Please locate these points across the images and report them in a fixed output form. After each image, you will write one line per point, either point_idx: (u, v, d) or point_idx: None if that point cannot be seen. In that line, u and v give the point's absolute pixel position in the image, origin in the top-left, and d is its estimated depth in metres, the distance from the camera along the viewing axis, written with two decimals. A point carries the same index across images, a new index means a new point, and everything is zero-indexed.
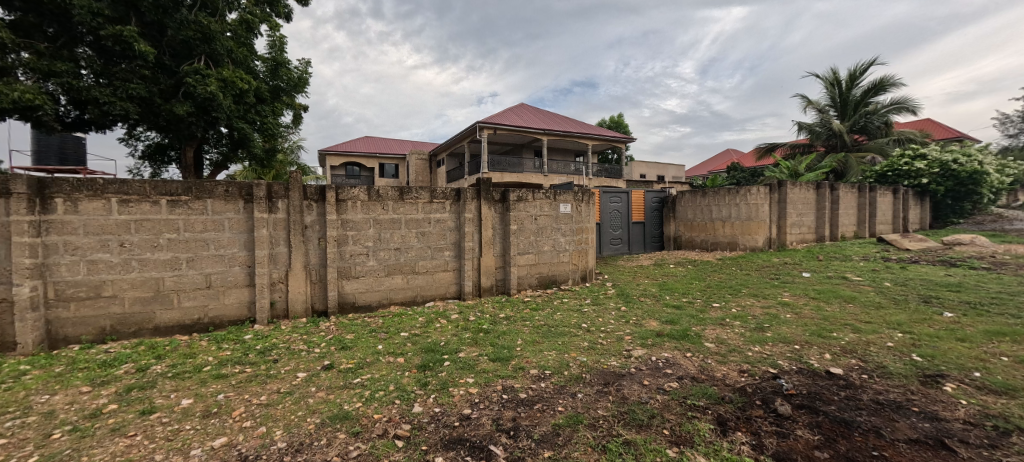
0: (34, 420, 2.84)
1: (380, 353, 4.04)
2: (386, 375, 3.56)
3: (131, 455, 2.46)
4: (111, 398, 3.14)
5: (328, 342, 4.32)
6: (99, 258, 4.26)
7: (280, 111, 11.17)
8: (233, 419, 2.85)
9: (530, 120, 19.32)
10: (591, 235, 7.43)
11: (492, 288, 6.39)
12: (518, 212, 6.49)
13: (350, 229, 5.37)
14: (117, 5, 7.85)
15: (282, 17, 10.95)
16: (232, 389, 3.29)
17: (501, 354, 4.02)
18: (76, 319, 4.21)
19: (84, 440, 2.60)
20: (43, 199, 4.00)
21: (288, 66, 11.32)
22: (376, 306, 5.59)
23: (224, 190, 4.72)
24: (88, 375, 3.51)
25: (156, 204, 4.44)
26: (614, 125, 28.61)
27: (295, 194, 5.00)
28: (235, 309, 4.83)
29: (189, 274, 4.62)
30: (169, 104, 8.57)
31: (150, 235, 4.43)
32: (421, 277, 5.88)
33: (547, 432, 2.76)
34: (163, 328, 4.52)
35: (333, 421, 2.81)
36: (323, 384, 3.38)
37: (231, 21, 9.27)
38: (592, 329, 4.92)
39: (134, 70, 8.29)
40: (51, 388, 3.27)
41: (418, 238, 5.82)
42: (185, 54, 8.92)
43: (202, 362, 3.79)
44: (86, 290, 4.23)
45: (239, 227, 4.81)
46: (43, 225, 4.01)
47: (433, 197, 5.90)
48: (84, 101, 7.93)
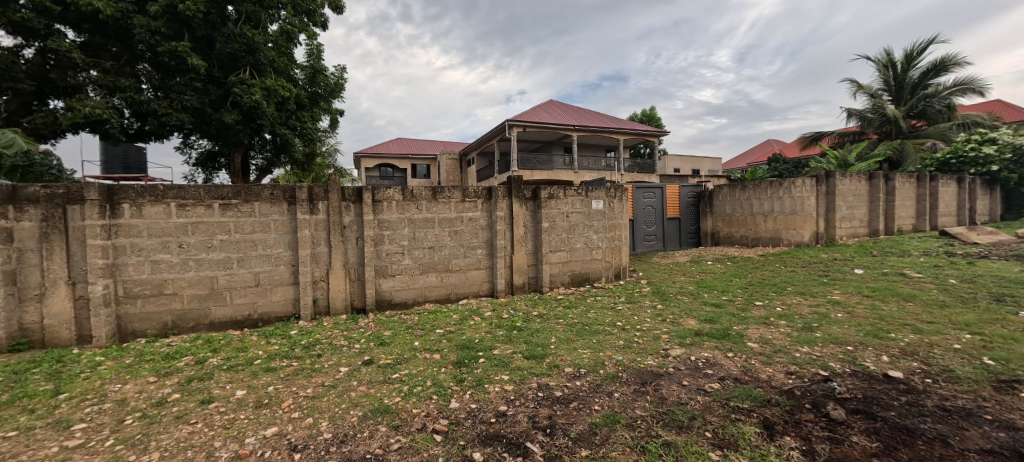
0: (110, 407, 3.11)
1: (417, 349, 4.14)
2: (423, 371, 3.64)
3: (193, 442, 2.64)
4: (175, 387, 3.39)
5: (368, 338, 4.47)
6: (161, 258, 4.60)
7: (318, 116, 11.64)
8: (283, 410, 3.01)
9: (560, 116, 19.15)
10: (625, 232, 7.29)
11: (525, 286, 6.40)
12: (550, 210, 6.46)
13: (386, 228, 5.52)
14: (172, 23, 8.43)
15: (319, 26, 11.37)
16: (281, 381, 3.47)
17: (535, 352, 4.02)
18: (142, 315, 4.57)
19: (152, 426, 2.82)
20: (112, 205, 4.37)
21: (325, 73, 11.77)
22: (412, 303, 5.73)
23: (270, 193, 4.97)
24: (154, 366, 3.80)
25: (210, 207, 4.74)
26: (647, 119, 27.87)
27: (335, 195, 5.19)
28: (281, 306, 5.09)
29: (239, 273, 4.90)
30: (218, 113, 9.13)
31: (205, 237, 4.74)
32: (454, 275, 5.97)
33: (584, 431, 2.74)
34: (217, 324, 4.83)
35: (375, 414, 2.90)
36: (364, 378, 3.50)
37: (273, 32, 9.75)
38: (628, 328, 4.82)
39: (188, 82, 8.87)
40: (123, 378, 3.57)
41: (452, 237, 5.91)
42: (232, 66, 9.46)
43: (253, 355, 4.02)
44: (150, 288, 4.57)
45: (284, 228, 5.06)
46: (113, 228, 4.38)
47: (465, 196, 5.97)
48: (145, 113, 8.57)
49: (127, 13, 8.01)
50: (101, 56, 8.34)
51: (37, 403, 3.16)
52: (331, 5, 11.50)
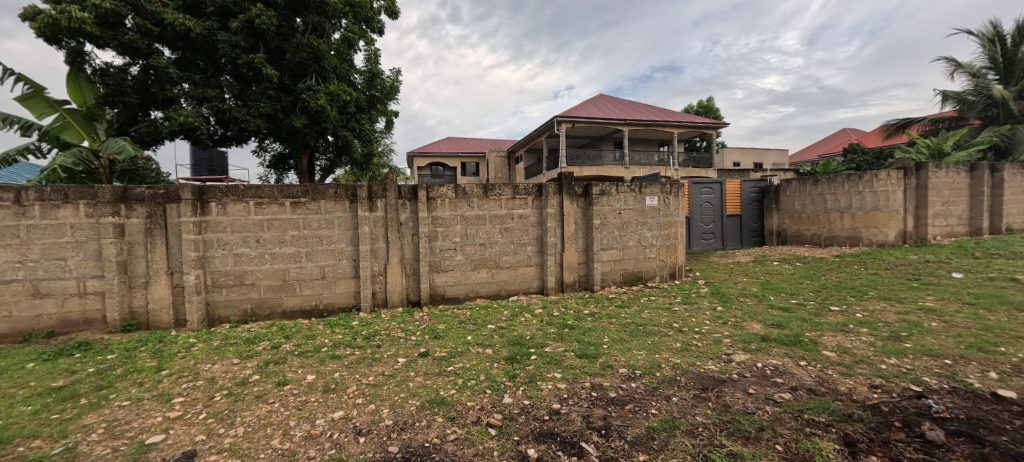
0: (202, 384, 3.47)
1: (470, 343, 4.22)
2: (477, 365, 3.70)
3: (272, 420, 2.88)
4: (255, 369, 3.72)
5: (423, 331, 4.63)
6: (242, 251, 5.05)
7: (375, 118, 12.23)
8: (348, 395, 3.20)
9: (610, 111, 18.65)
10: (681, 230, 6.96)
11: (575, 284, 6.31)
12: (602, 207, 6.31)
13: (440, 225, 5.69)
14: (250, 37, 9.22)
15: (376, 32, 11.91)
16: (346, 368, 3.69)
17: (588, 351, 3.95)
18: (226, 302, 5.06)
19: (237, 403, 3.12)
20: (202, 203, 4.87)
21: (381, 76, 12.33)
22: (464, 298, 5.86)
23: (334, 192, 5.29)
24: (237, 349, 4.20)
25: (282, 205, 5.14)
26: (703, 110, 26.39)
27: (392, 193, 5.43)
28: (344, 298, 5.41)
29: (307, 266, 5.27)
30: (289, 118, 9.88)
31: (279, 233, 5.15)
32: (505, 272, 6.03)
33: (641, 435, 2.65)
34: (289, 312, 5.23)
35: (431, 405, 3.00)
36: (420, 369, 3.63)
37: (335, 40, 10.35)
38: (685, 330, 4.60)
39: (263, 91, 9.66)
40: (212, 358, 3.98)
41: (502, 234, 5.97)
42: (300, 74, 10.16)
43: (321, 343, 4.32)
44: (233, 279, 5.05)
45: (346, 225, 5.37)
46: (203, 224, 4.88)
47: (516, 193, 5.99)
48: (227, 120, 9.46)
49: (213, 30, 8.87)
50: (191, 70, 9.30)
51: (146, 377, 3.61)
52: (387, 11, 11.99)
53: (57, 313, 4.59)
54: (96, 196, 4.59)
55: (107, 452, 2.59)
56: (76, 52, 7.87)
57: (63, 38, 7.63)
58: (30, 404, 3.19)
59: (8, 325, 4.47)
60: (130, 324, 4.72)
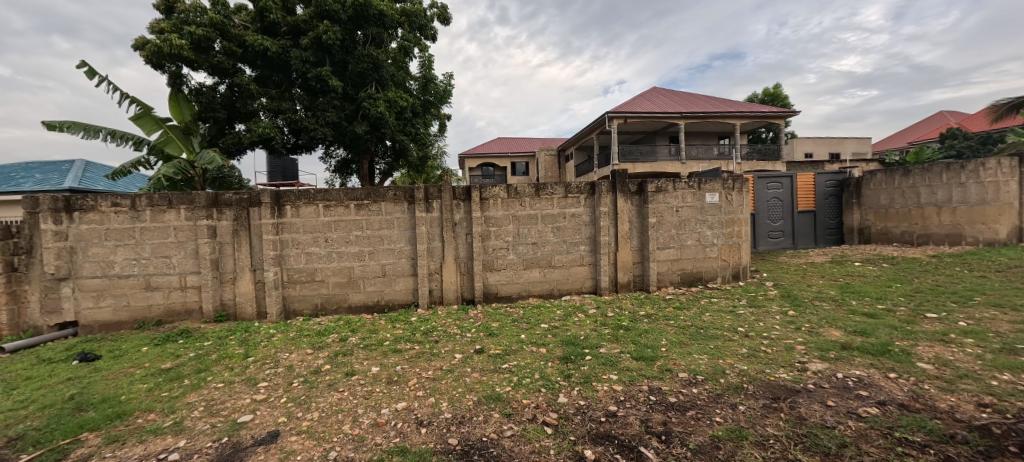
0: (281, 371, 3.82)
1: (524, 342, 4.26)
2: (531, 363, 3.73)
3: (342, 407, 3.10)
4: (326, 360, 4.03)
5: (477, 329, 4.75)
6: (313, 250, 5.48)
7: (430, 122, 12.69)
8: (409, 387, 3.37)
9: (665, 104, 17.88)
10: (746, 228, 6.53)
11: (629, 284, 6.14)
12: (658, 204, 6.09)
13: (493, 225, 5.79)
14: (317, 52, 9.95)
15: (429, 39, 12.33)
16: (406, 362, 3.88)
17: (644, 354, 3.83)
18: (300, 297, 5.51)
19: (312, 390, 3.40)
20: (279, 206, 5.34)
21: (435, 81, 12.78)
22: (517, 297, 5.93)
23: (393, 194, 5.57)
24: (310, 340, 4.57)
25: (348, 207, 5.50)
26: (770, 98, 24.50)
27: (446, 194, 5.61)
28: (403, 294, 5.69)
29: (370, 264, 5.60)
30: (352, 125, 10.53)
31: (344, 233, 5.51)
32: (557, 271, 6.01)
33: (704, 443, 2.53)
34: (354, 307, 5.60)
35: (488, 400, 3.07)
36: (477, 366, 3.73)
37: (393, 49, 10.86)
38: (752, 335, 4.32)
39: (329, 101, 10.38)
40: (289, 348, 4.36)
41: (554, 233, 5.95)
42: (362, 83, 10.78)
43: (383, 337, 4.58)
44: (305, 275, 5.49)
45: (404, 225, 5.63)
46: (279, 226, 5.36)
47: (568, 192, 5.94)
48: (299, 130, 10.26)
49: (286, 47, 9.69)
50: (268, 85, 10.22)
51: (235, 363, 4.04)
52: (440, 18, 12.38)
53: (164, 304, 5.25)
54: (194, 202, 5.20)
55: (207, 427, 2.93)
56: (176, 75, 8.95)
57: (166, 64, 8.71)
58: (145, 382, 3.70)
59: (127, 314, 5.20)
60: (221, 315, 5.29)
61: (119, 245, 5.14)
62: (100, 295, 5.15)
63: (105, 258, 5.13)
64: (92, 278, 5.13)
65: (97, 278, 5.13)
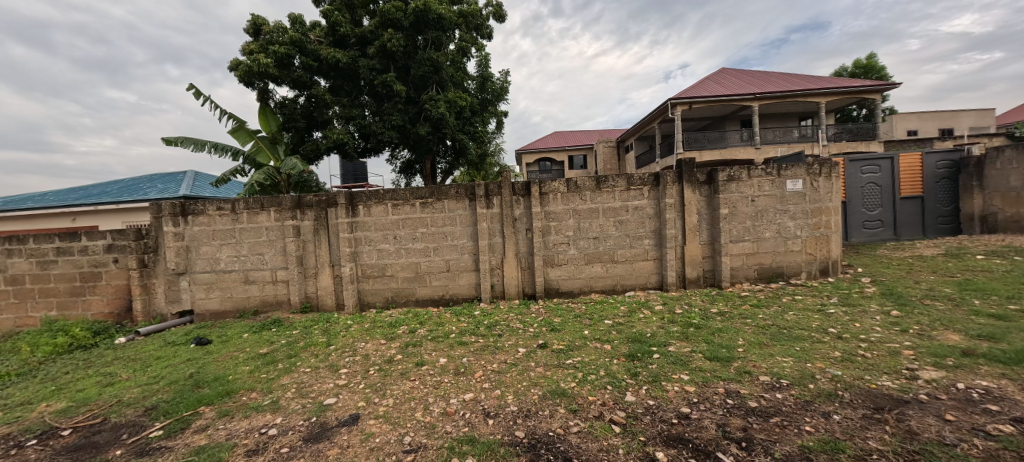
0: (359, 359, 4.12)
1: (588, 338, 4.19)
2: (596, 360, 3.66)
3: (414, 395, 3.27)
4: (398, 350, 4.27)
5: (540, 324, 4.75)
6: (383, 247, 5.82)
7: (488, 120, 12.90)
8: (476, 379, 3.47)
9: (735, 85, 16.53)
10: (835, 218, 5.85)
11: (699, 279, 5.79)
12: (730, 194, 5.66)
13: (553, 220, 5.75)
14: (382, 59, 10.52)
15: (486, 37, 12.50)
16: (472, 354, 4.00)
17: (719, 354, 3.59)
18: (372, 290, 5.89)
19: (387, 378, 3.62)
20: (353, 206, 5.74)
21: (492, 79, 12.98)
22: (578, 293, 5.85)
23: (455, 192, 5.73)
24: (383, 331, 4.88)
25: (414, 205, 5.76)
26: (862, 71, 21.68)
27: (506, 190, 5.66)
28: (466, 289, 5.86)
29: (436, 260, 5.83)
30: (415, 127, 11.02)
31: (411, 230, 5.79)
32: (620, 266, 5.83)
33: (793, 453, 2.32)
34: (421, 301, 5.87)
35: (553, 396, 3.06)
36: (540, 360, 3.73)
37: (451, 51, 11.16)
38: (846, 337, 3.87)
39: (394, 105, 10.94)
40: (365, 338, 4.68)
41: (617, 227, 5.78)
42: (423, 86, 11.22)
43: (449, 330, 4.76)
44: (377, 270, 5.86)
45: (466, 222, 5.78)
46: (353, 224, 5.76)
47: (631, 184, 5.73)
48: (368, 134, 10.93)
49: (355, 58, 10.36)
50: (340, 94, 10.99)
51: (319, 350, 4.43)
52: (495, 16, 12.50)
53: (260, 296, 5.90)
54: (281, 204, 5.75)
55: (299, 407, 3.25)
56: (264, 90, 9.95)
57: (255, 81, 9.69)
58: (248, 365, 4.19)
59: (231, 304, 5.91)
60: (306, 306, 5.83)
61: (223, 244, 5.84)
62: (210, 287, 5.90)
63: (212, 255, 5.86)
64: (203, 272, 5.89)
65: (206, 272, 5.89)
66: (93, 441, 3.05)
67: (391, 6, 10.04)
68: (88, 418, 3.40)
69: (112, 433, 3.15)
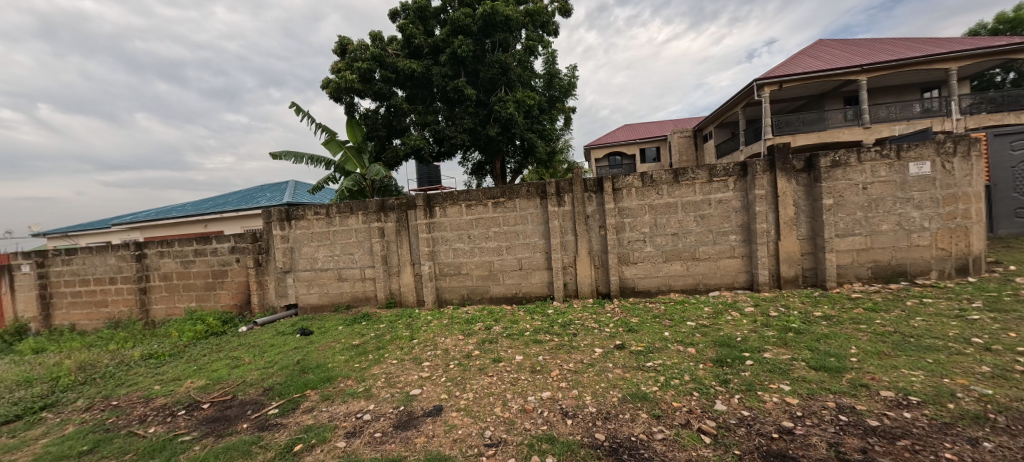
0: (440, 353, 4.33)
1: (669, 340, 3.97)
2: (679, 363, 3.45)
3: (492, 390, 3.36)
4: (476, 346, 4.42)
5: (616, 323, 4.61)
6: (458, 246, 6.06)
7: (555, 117, 12.84)
8: (552, 378, 3.46)
9: (836, 58, 14.56)
10: (975, 205, 4.90)
11: (797, 279, 5.20)
12: (835, 182, 4.99)
13: (627, 216, 5.54)
14: (453, 66, 10.94)
15: (551, 33, 12.41)
16: (548, 353, 3.99)
17: (826, 363, 3.18)
18: (449, 287, 6.16)
19: (466, 372, 3.76)
20: (431, 208, 6.06)
21: (559, 76, 12.89)
22: (656, 292, 5.57)
23: (526, 190, 5.77)
24: (461, 327, 5.09)
25: (486, 205, 5.92)
26: (1008, 25, 17.83)
27: (578, 187, 5.57)
28: (539, 287, 5.87)
29: (509, 258, 5.93)
30: (486, 129, 11.33)
31: (484, 229, 5.95)
32: (703, 264, 5.44)
33: None
34: (495, 298, 6.02)
35: (634, 399, 2.94)
36: (619, 362, 3.61)
37: (518, 50, 11.27)
38: (997, 348, 3.20)
39: (465, 109, 11.33)
40: (444, 333, 4.91)
41: (698, 222, 5.40)
42: (492, 88, 11.48)
43: (524, 327, 4.81)
44: (454, 269, 6.12)
45: (538, 220, 5.79)
46: (430, 225, 6.07)
47: (713, 176, 5.31)
48: (442, 139, 11.44)
49: (428, 67, 10.91)
50: (416, 102, 11.62)
51: (404, 343, 4.75)
52: (561, 11, 12.36)
53: (351, 292, 6.47)
54: (368, 207, 6.25)
55: (388, 396, 3.50)
56: (350, 104, 10.85)
57: (343, 96, 10.60)
58: (344, 354, 4.61)
59: (328, 299, 6.56)
60: (391, 302, 6.29)
61: (320, 245, 6.50)
62: (310, 283, 6.61)
63: (312, 255, 6.55)
64: (304, 270, 6.61)
65: (307, 270, 6.60)
66: (227, 414, 3.59)
67: (461, 14, 10.40)
68: (221, 394, 4.01)
69: (240, 408, 3.66)
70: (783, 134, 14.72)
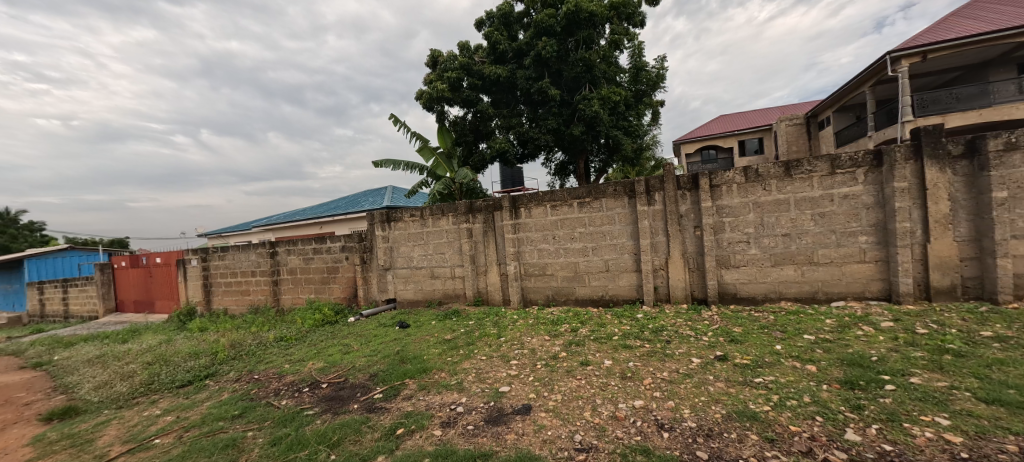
0: (527, 352, 4.39)
1: (781, 354, 3.53)
2: (795, 382, 3.05)
3: (581, 393, 3.31)
4: (562, 347, 4.39)
5: (715, 332, 4.23)
6: (543, 247, 6.08)
7: (642, 112, 12.29)
8: (645, 386, 3.29)
9: (1007, 16, 11.70)
10: None
11: (953, 290, 4.27)
12: (1010, 170, 4.01)
13: (728, 215, 5.06)
14: (537, 68, 11.04)
15: (638, 25, 11.89)
16: (638, 359, 3.81)
17: (1002, 396, 2.56)
18: (534, 287, 6.22)
19: (554, 373, 3.75)
20: (516, 209, 6.19)
21: (646, 69, 12.29)
22: (763, 300, 5.00)
23: (614, 190, 5.58)
24: (547, 327, 5.10)
25: (572, 205, 5.85)
26: None
27: (670, 185, 5.23)
28: (627, 290, 5.64)
29: (594, 260, 5.80)
30: (570, 129, 11.25)
31: (569, 230, 5.90)
32: (823, 269, 4.75)
33: None
34: (580, 300, 5.92)
35: (741, 417, 2.66)
36: (720, 375, 3.31)
37: (603, 46, 10.98)
38: None
39: (548, 110, 11.40)
40: (531, 333, 4.97)
41: (816, 221, 4.73)
42: (576, 87, 11.36)
43: (612, 331, 4.65)
44: (539, 269, 6.16)
45: (626, 220, 5.57)
46: (516, 225, 6.20)
47: (837, 168, 4.60)
48: (526, 141, 11.62)
49: (513, 71, 11.14)
50: (501, 107, 11.96)
51: (492, 341, 4.90)
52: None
53: (443, 289, 6.88)
54: (457, 209, 6.58)
55: (479, 390, 3.65)
56: (441, 112, 11.53)
57: (434, 105, 11.29)
58: (437, 348, 4.92)
59: (422, 295, 7.05)
60: (478, 300, 6.54)
61: (415, 245, 7.02)
62: (407, 280, 7.17)
63: (408, 254, 7.11)
64: (402, 268, 7.19)
65: (405, 268, 7.16)
66: (341, 394, 4.05)
67: (545, 15, 10.43)
68: (336, 376, 4.54)
69: (351, 390, 4.11)
70: (928, 114, 12.23)
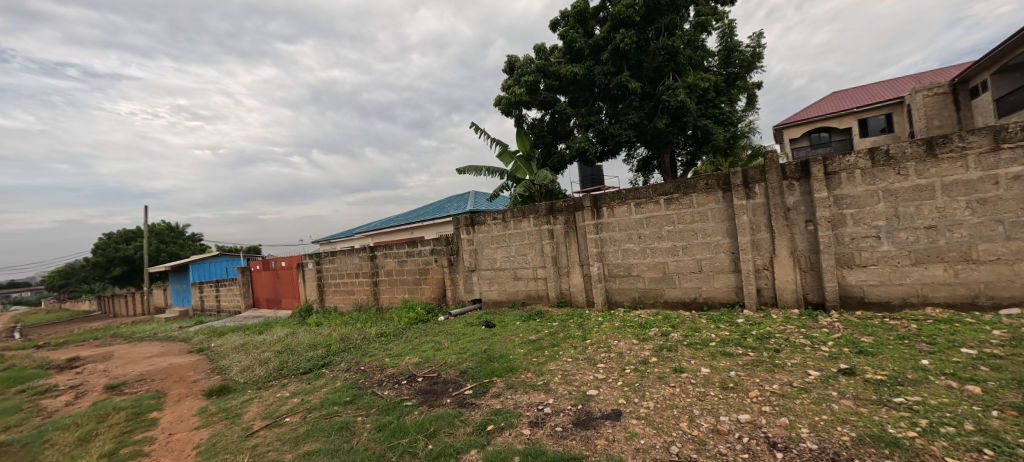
0: (614, 356, 4.26)
1: (929, 371, 2.95)
2: (951, 405, 2.52)
3: (676, 402, 3.11)
4: (652, 352, 4.18)
5: (837, 342, 3.68)
6: (628, 246, 5.86)
7: (736, 97, 11.22)
8: (751, 399, 2.98)
9: None
10: None
11: None
12: None
13: (849, 206, 4.39)
14: (616, 62, 10.68)
15: (727, 2, 10.90)
16: (741, 369, 3.47)
17: None
18: (620, 289, 6.02)
19: (644, 379, 3.59)
20: (598, 208, 6.06)
21: (739, 49, 11.22)
22: (901, 305, 4.23)
23: (705, 184, 5.18)
24: (635, 330, 4.89)
25: (658, 202, 5.55)
26: None
27: (773, 175, 4.70)
28: (724, 293, 5.18)
29: (685, 259, 5.43)
30: (653, 122, 10.72)
31: (656, 228, 5.60)
32: (985, 268, 3.88)
33: None
34: (671, 303, 5.58)
35: (877, 443, 2.28)
36: (847, 391, 2.87)
37: (687, 30, 10.29)
38: None
39: (629, 105, 10.97)
40: (617, 336, 4.81)
41: (974, 209, 3.88)
42: (658, 77, 10.78)
43: (708, 337, 4.31)
44: (623, 270, 5.95)
45: (721, 216, 5.12)
46: (598, 225, 6.07)
47: (1002, 143, 3.73)
48: (606, 138, 11.30)
49: (590, 68, 10.91)
50: (579, 105, 11.80)
51: (577, 343, 4.85)
52: None
53: (526, 290, 6.99)
54: (538, 211, 6.65)
55: (566, 392, 3.63)
56: (519, 116, 11.74)
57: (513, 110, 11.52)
58: (523, 348, 5.00)
59: (506, 295, 7.25)
60: (561, 301, 6.52)
61: (498, 246, 7.24)
62: (491, 281, 7.42)
63: (491, 256, 7.35)
64: (486, 269, 7.46)
65: (488, 269, 7.42)
66: (434, 388, 4.33)
67: (622, 6, 10.05)
68: (430, 371, 4.86)
69: (444, 385, 4.37)
70: None
